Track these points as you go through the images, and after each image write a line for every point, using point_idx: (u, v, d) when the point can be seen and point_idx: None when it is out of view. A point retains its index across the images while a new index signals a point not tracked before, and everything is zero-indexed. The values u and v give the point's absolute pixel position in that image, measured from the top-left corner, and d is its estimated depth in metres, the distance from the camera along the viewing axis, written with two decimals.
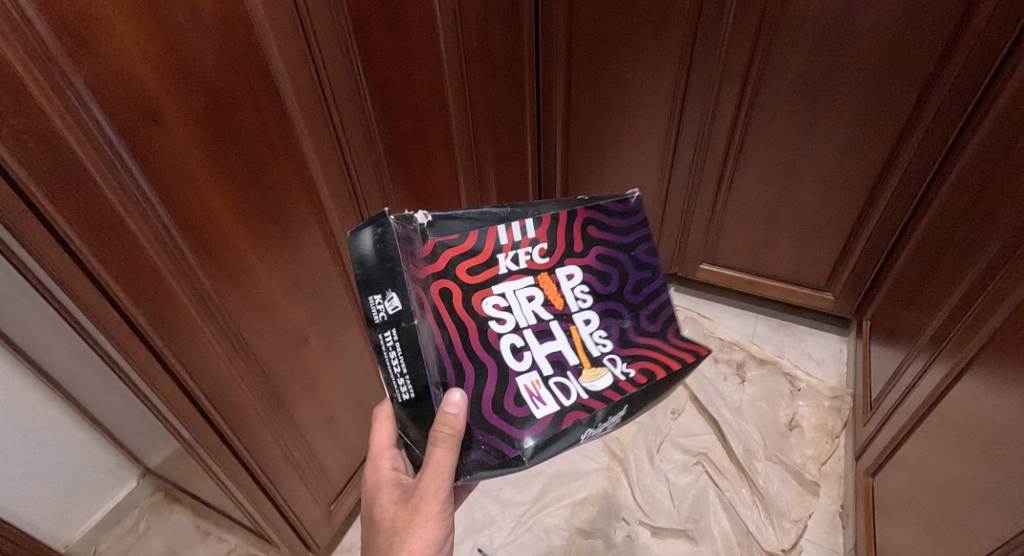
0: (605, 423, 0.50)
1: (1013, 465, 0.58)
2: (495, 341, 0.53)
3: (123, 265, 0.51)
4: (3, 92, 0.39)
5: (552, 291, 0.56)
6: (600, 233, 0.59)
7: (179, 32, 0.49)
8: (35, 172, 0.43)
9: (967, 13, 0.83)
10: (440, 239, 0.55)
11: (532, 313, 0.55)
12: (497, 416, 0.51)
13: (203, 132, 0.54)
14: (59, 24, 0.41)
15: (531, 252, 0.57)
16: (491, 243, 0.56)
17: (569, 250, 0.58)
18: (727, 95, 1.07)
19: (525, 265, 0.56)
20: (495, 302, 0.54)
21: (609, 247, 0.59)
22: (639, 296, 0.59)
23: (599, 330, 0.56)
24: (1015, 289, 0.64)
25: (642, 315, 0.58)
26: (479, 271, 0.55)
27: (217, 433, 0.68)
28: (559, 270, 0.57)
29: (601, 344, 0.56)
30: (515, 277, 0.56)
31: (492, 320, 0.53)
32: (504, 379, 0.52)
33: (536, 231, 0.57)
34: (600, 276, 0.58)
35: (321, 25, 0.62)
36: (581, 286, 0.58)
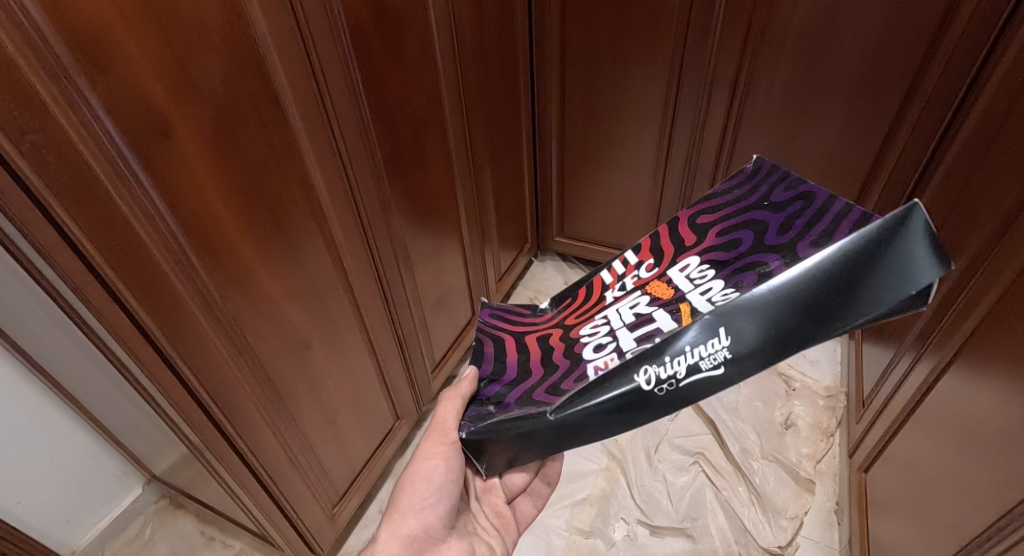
0: (678, 357, 0.40)
1: (995, 454, 0.60)
2: (580, 348, 0.51)
3: (135, 274, 0.53)
4: (23, 109, 0.42)
5: (660, 290, 0.50)
6: (712, 215, 0.52)
7: (188, 50, 0.51)
8: (53, 185, 0.45)
9: (944, 20, 0.86)
10: (557, 308, 0.60)
11: (632, 314, 0.50)
12: (546, 393, 0.50)
13: (209, 145, 0.56)
14: (75, 45, 0.43)
15: (638, 272, 0.54)
16: (598, 288, 0.57)
17: (680, 248, 0.52)
18: (716, 102, 1.09)
19: (634, 284, 0.53)
20: (595, 325, 0.53)
21: (728, 221, 0.50)
22: (788, 235, 0.45)
23: (723, 289, 0.44)
24: (996, 284, 0.66)
25: (797, 248, 0.43)
26: (584, 312, 0.56)
27: (224, 437, 0.70)
28: (672, 269, 0.51)
29: (723, 297, 0.43)
30: (622, 299, 0.53)
31: (583, 336, 0.52)
32: (574, 367, 0.50)
33: (638, 256, 0.55)
34: (725, 248, 0.48)
35: (322, 40, 0.65)
36: (701, 267, 0.49)
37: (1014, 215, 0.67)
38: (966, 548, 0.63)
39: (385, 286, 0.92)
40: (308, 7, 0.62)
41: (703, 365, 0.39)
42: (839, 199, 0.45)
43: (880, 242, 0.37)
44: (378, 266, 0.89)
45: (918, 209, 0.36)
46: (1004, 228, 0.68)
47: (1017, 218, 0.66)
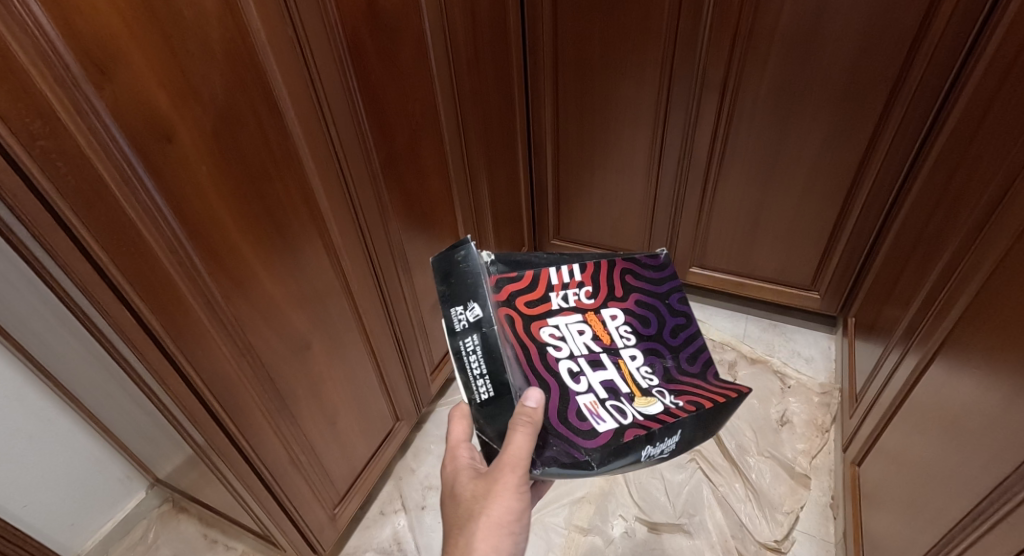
0: (662, 443, 0.52)
1: (978, 441, 0.62)
2: (553, 364, 0.58)
3: (140, 275, 0.54)
4: (34, 116, 0.44)
5: (598, 328, 0.62)
6: (636, 281, 0.66)
7: (191, 60, 0.53)
8: (62, 188, 0.47)
9: (925, 22, 0.89)
10: (501, 275, 0.64)
11: (583, 344, 0.60)
12: (563, 425, 0.54)
13: (211, 150, 0.58)
14: (83, 54, 0.45)
15: (578, 292, 0.64)
16: (543, 282, 0.64)
17: (610, 294, 0.65)
18: (707, 104, 1.12)
19: (574, 303, 0.63)
20: (550, 332, 0.61)
21: (645, 294, 0.65)
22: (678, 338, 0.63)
23: (644, 366, 0.60)
24: (976, 274, 0.69)
25: (682, 356, 0.61)
26: (535, 305, 0.62)
27: (227, 436, 0.72)
28: (604, 311, 0.63)
29: (648, 378, 0.59)
30: (566, 313, 0.62)
31: (549, 347, 0.60)
32: (565, 397, 0.56)
33: (582, 275, 0.65)
34: (640, 320, 0.63)
35: (319, 49, 0.67)
36: (625, 326, 0.63)
37: (992, 208, 0.69)
38: (951, 532, 0.65)
39: (383, 289, 0.94)
40: (306, 17, 0.64)
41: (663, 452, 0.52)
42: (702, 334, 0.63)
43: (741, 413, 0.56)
44: (376, 269, 0.91)
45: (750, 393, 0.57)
46: (983, 221, 0.71)
47: (995, 211, 0.68)
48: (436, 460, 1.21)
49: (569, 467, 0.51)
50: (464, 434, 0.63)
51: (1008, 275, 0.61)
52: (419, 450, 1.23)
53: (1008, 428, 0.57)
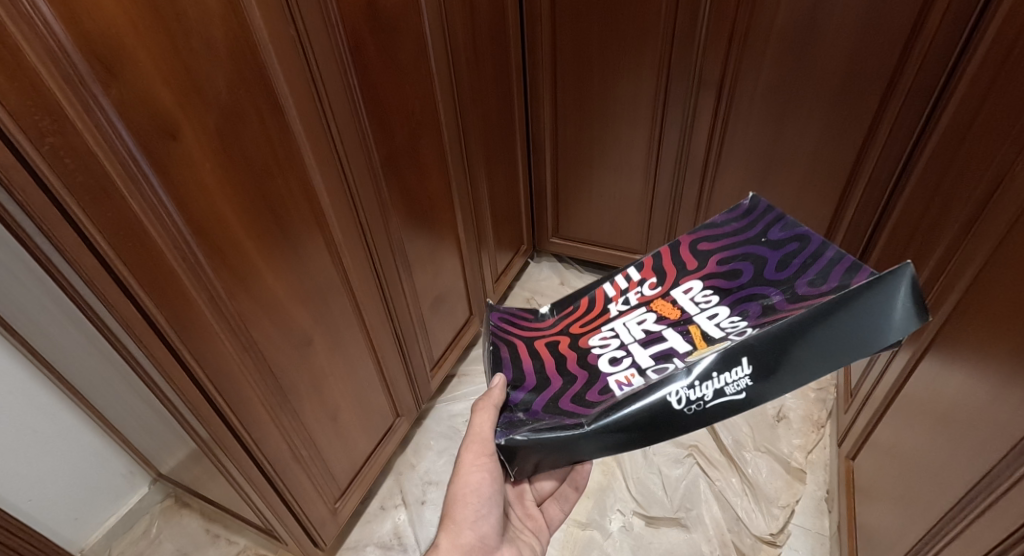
0: (704, 384, 0.44)
1: (968, 432, 0.63)
2: (592, 359, 0.53)
3: (144, 268, 0.55)
4: (43, 113, 0.45)
5: (666, 309, 0.54)
6: (713, 245, 0.57)
7: (195, 58, 0.54)
8: (69, 184, 0.48)
9: (918, 21, 0.90)
10: (559, 316, 0.60)
11: (641, 330, 0.53)
12: (574, 404, 0.50)
13: (214, 147, 0.59)
14: (91, 54, 0.46)
15: (641, 289, 0.57)
16: (601, 301, 0.58)
17: (682, 270, 0.56)
18: (704, 103, 1.13)
19: (637, 299, 0.56)
20: (602, 335, 0.55)
21: (728, 250, 0.56)
22: (785, 271, 0.51)
23: (730, 317, 0.49)
24: (965, 273, 0.70)
25: (794, 286, 0.49)
26: (589, 323, 0.57)
27: (229, 430, 0.73)
28: (675, 290, 0.55)
29: (733, 325, 0.48)
30: (627, 313, 0.55)
31: (595, 347, 0.54)
32: (593, 379, 0.51)
33: (642, 273, 0.58)
34: (726, 277, 0.54)
35: (320, 49, 0.68)
36: (704, 292, 0.53)
37: (982, 207, 0.71)
38: (942, 521, 0.66)
39: (384, 286, 0.95)
40: (307, 16, 0.65)
41: (727, 390, 0.44)
42: (831, 245, 0.51)
43: (875, 302, 0.43)
44: (377, 266, 0.92)
45: (904, 268, 0.44)
46: (975, 217, 0.72)
47: (985, 209, 0.70)
48: (436, 456, 1.22)
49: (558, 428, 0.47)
50: None
51: (1001, 270, 0.62)
52: (419, 446, 1.24)
53: (996, 418, 0.58)
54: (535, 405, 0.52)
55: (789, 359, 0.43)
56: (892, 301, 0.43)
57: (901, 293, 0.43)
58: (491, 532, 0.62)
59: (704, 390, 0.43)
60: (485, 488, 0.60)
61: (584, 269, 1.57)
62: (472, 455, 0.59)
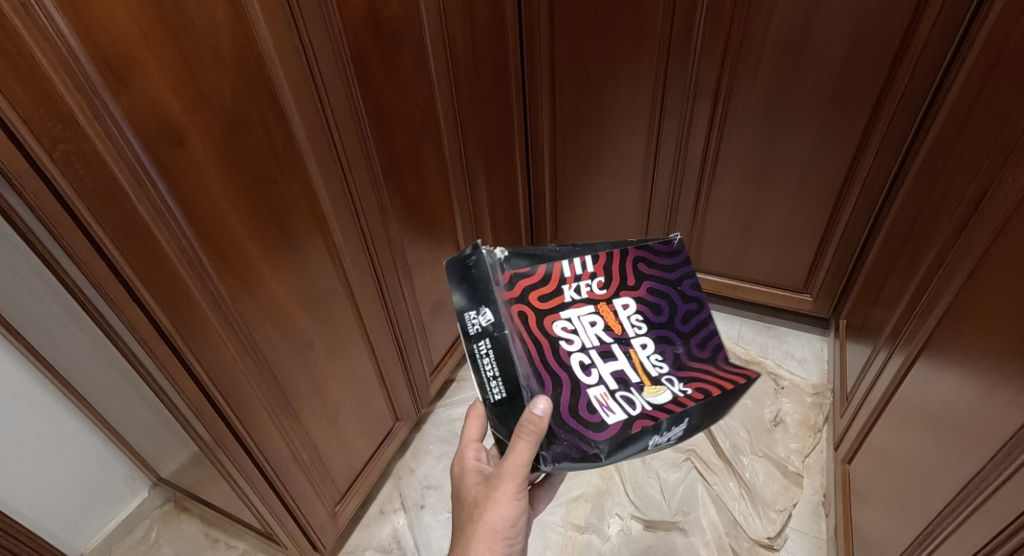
0: (670, 431, 0.52)
1: (960, 434, 0.64)
2: (566, 358, 0.58)
3: (151, 271, 0.56)
4: (55, 121, 0.46)
5: (610, 318, 0.61)
6: (649, 269, 0.64)
7: (202, 67, 0.55)
8: (78, 189, 0.49)
9: (909, 29, 0.92)
10: (514, 271, 0.62)
11: (595, 335, 0.60)
12: (574, 418, 0.55)
13: (220, 154, 0.60)
14: (101, 61, 0.47)
15: (590, 283, 0.63)
16: (557, 273, 0.63)
17: (622, 283, 0.63)
18: (699, 111, 1.15)
19: (586, 295, 0.62)
20: (563, 325, 0.60)
21: (658, 281, 0.64)
22: (688, 323, 0.62)
23: (655, 354, 0.60)
24: (955, 277, 0.72)
25: (693, 343, 0.61)
26: (547, 299, 0.62)
27: (233, 433, 0.74)
28: (616, 300, 0.62)
29: (658, 365, 0.59)
30: (578, 305, 0.62)
31: (561, 340, 0.59)
32: (577, 389, 0.57)
33: (595, 266, 0.63)
34: (652, 307, 0.63)
35: (323, 59, 0.69)
36: (636, 315, 0.62)
37: (970, 212, 0.72)
38: (934, 522, 0.67)
39: (384, 291, 0.96)
40: (311, 26, 0.66)
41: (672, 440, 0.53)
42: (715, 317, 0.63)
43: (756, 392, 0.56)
44: (377, 271, 0.93)
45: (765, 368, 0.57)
46: (965, 222, 0.73)
47: (974, 214, 0.71)
48: (435, 460, 1.23)
49: (578, 461, 0.52)
50: (479, 436, 0.67)
51: (991, 273, 0.63)
52: (418, 451, 1.25)
53: (987, 419, 0.59)
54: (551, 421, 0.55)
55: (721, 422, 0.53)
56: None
57: None
58: None
59: (672, 438, 0.52)
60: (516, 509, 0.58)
61: None
62: (514, 487, 0.56)
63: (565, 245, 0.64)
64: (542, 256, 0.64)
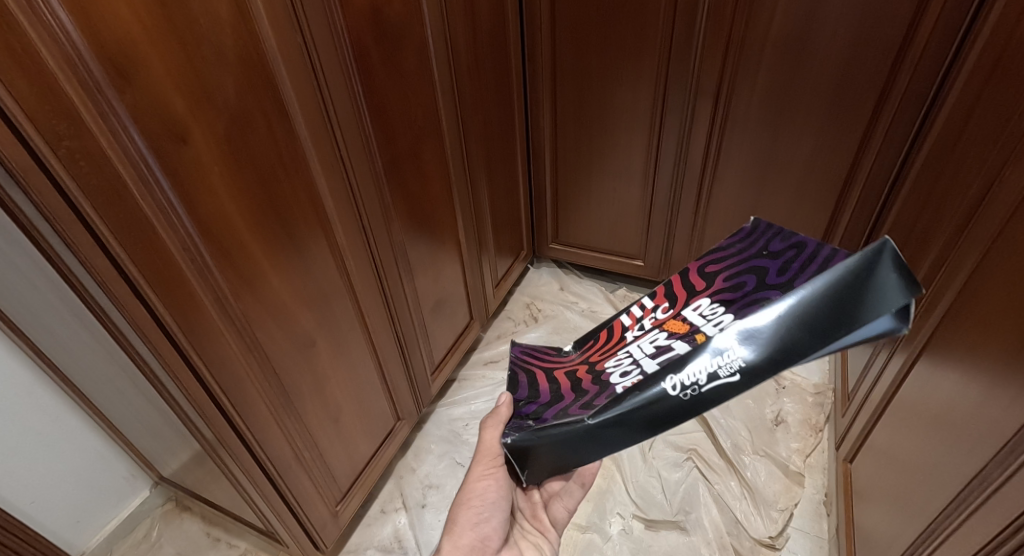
0: (697, 367, 0.41)
1: (962, 433, 0.64)
2: (604, 375, 0.52)
3: (154, 268, 0.56)
4: (60, 117, 0.46)
5: (677, 326, 0.50)
6: (721, 261, 0.52)
7: (205, 64, 0.55)
8: (82, 186, 0.49)
9: (912, 27, 0.91)
10: (582, 350, 0.60)
11: (652, 347, 0.50)
12: (579, 407, 0.50)
13: (223, 151, 0.60)
14: (106, 59, 0.47)
15: (655, 314, 0.54)
16: (619, 330, 0.57)
17: (692, 292, 0.52)
18: (701, 111, 1.14)
19: (650, 325, 0.53)
20: (616, 359, 0.53)
21: (735, 264, 0.50)
22: (787, 275, 0.46)
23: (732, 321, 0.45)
24: (957, 276, 0.72)
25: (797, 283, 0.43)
26: (606, 350, 0.56)
27: (234, 431, 0.74)
28: (686, 310, 0.51)
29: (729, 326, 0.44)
30: (642, 337, 0.53)
31: (607, 368, 0.52)
32: (602, 388, 0.50)
33: (654, 300, 0.55)
34: (732, 289, 0.48)
35: (326, 57, 0.69)
36: (711, 306, 0.49)
37: (972, 212, 0.72)
38: (936, 521, 0.67)
39: (385, 291, 0.96)
40: (313, 23, 0.66)
41: (720, 375, 0.40)
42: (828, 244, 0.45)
43: (880, 273, 0.38)
44: (379, 270, 0.93)
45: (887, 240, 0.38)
46: (968, 220, 0.73)
47: (976, 214, 0.71)
48: (436, 460, 1.23)
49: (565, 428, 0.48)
50: None
51: (994, 271, 0.63)
52: (419, 450, 1.25)
53: (990, 417, 0.59)
54: (547, 413, 0.53)
55: (789, 341, 0.39)
56: (880, 277, 0.38)
57: (896, 263, 0.38)
58: (489, 519, 0.65)
59: (696, 370, 0.41)
60: (484, 483, 0.65)
61: (584, 275, 1.59)
62: (482, 466, 0.65)
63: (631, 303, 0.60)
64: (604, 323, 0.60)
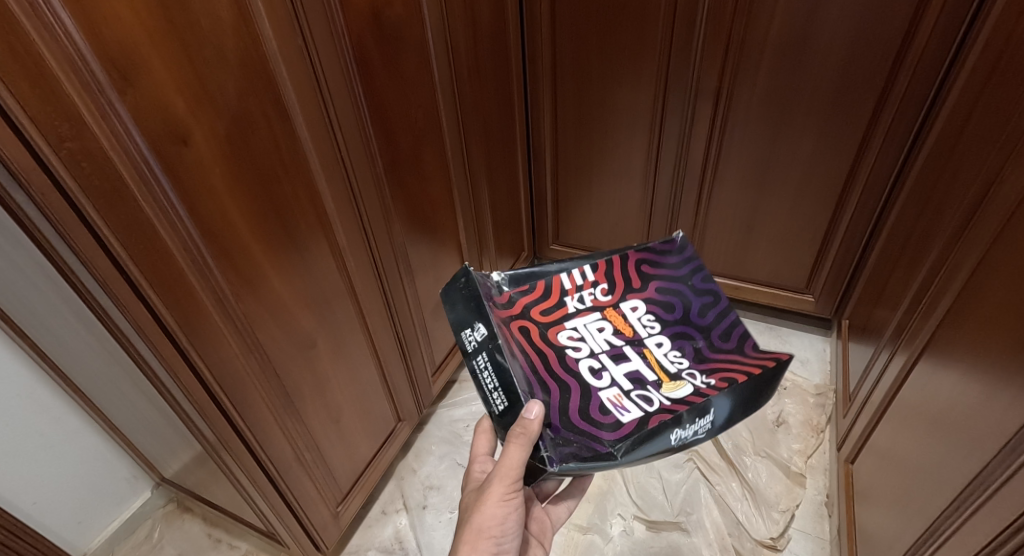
0: (694, 423, 0.51)
1: (963, 433, 0.64)
2: (574, 365, 0.57)
3: (154, 269, 0.56)
4: (61, 119, 0.46)
5: (619, 322, 0.62)
6: (654, 270, 0.67)
7: (207, 67, 0.56)
8: (84, 187, 0.49)
9: (911, 28, 0.92)
10: (514, 290, 0.64)
11: (604, 340, 0.60)
12: (585, 422, 0.53)
13: (224, 152, 0.60)
14: (108, 61, 0.47)
15: (593, 292, 0.65)
16: (557, 289, 0.64)
17: (627, 286, 0.66)
18: (701, 111, 1.15)
19: (591, 303, 0.64)
20: (569, 334, 0.60)
21: (665, 281, 0.66)
22: (707, 318, 0.62)
23: (673, 351, 0.59)
24: (957, 275, 0.72)
25: (714, 335, 0.61)
26: (550, 312, 0.62)
27: (235, 431, 0.74)
28: (623, 304, 0.64)
29: (678, 362, 0.58)
30: (583, 314, 0.62)
31: (568, 348, 0.59)
32: (587, 392, 0.55)
33: (595, 275, 0.66)
34: (663, 306, 0.64)
35: (327, 59, 0.70)
36: (647, 316, 0.63)
37: (972, 211, 0.72)
38: (938, 521, 0.67)
39: (386, 291, 0.96)
40: (314, 25, 0.66)
41: (700, 433, 0.51)
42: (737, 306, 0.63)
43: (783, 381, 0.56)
44: (380, 271, 0.93)
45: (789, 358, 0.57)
46: (968, 220, 0.73)
47: (976, 213, 0.71)
48: (437, 461, 1.23)
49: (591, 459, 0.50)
50: (488, 450, 0.70)
51: (994, 271, 0.63)
52: (420, 451, 1.25)
53: (991, 416, 0.59)
54: (556, 420, 0.54)
55: (734, 415, 0.53)
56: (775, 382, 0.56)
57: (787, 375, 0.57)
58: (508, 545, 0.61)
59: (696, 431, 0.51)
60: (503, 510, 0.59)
61: None
62: (503, 489, 0.58)
63: (564, 258, 0.66)
64: (539, 272, 0.65)
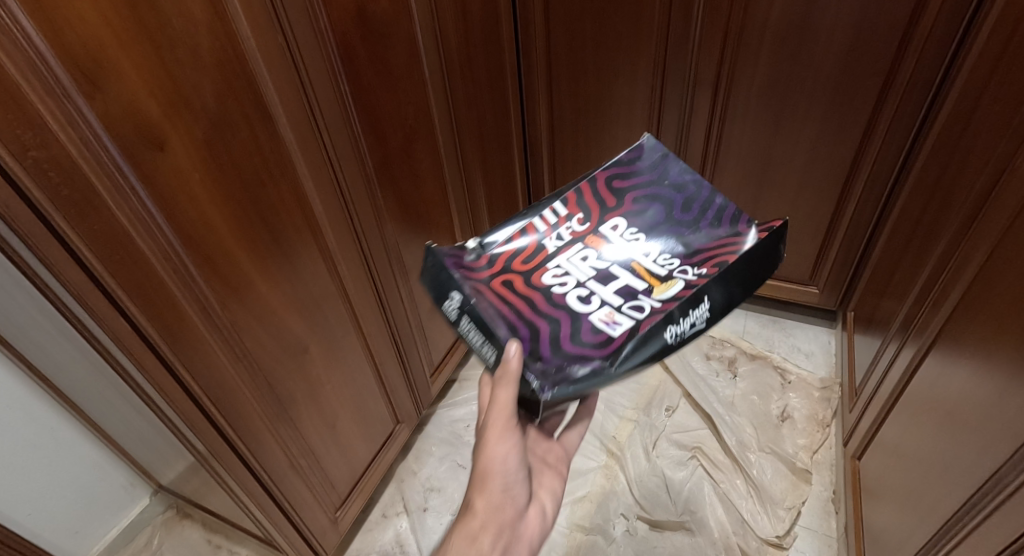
0: (688, 316, 0.49)
1: (975, 433, 0.62)
2: (560, 299, 0.54)
3: (132, 279, 0.55)
4: (25, 128, 0.44)
5: (603, 244, 0.58)
6: (627, 185, 0.64)
7: (182, 69, 0.53)
8: (53, 198, 0.47)
9: (915, 13, 0.89)
10: (492, 250, 0.60)
11: (588, 265, 0.57)
12: (576, 346, 0.50)
13: (203, 158, 0.58)
14: (72, 64, 0.45)
15: (570, 225, 0.61)
16: (534, 234, 0.60)
17: (604, 208, 0.62)
18: (700, 102, 1.12)
19: (571, 236, 0.60)
20: (553, 272, 0.56)
21: (639, 192, 0.63)
22: (690, 212, 0.60)
23: (661, 253, 0.57)
24: (967, 267, 0.70)
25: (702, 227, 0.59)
26: (530, 259, 0.58)
27: (227, 442, 0.72)
28: (603, 227, 0.60)
29: (668, 262, 0.56)
30: (565, 250, 0.59)
31: (553, 286, 0.55)
32: (574, 318, 0.52)
33: (568, 209, 0.62)
34: (643, 214, 0.61)
35: (311, 57, 0.67)
36: (630, 229, 0.59)
37: (981, 200, 0.70)
38: (948, 523, 0.65)
39: (380, 293, 0.95)
40: (297, 23, 0.64)
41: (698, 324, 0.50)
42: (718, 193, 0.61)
43: (779, 246, 0.54)
44: (373, 273, 0.91)
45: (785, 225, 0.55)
46: (977, 209, 0.71)
47: (985, 203, 0.69)
48: (437, 463, 1.21)
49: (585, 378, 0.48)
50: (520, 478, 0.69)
51: (1006, 264, 0.61)
52: (420, 453, 1.24)
53: (1004, 415, 0.57)
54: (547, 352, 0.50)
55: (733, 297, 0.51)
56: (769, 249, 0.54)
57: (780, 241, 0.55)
58: None
59: (692, 323, 0.49)
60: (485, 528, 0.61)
61: None
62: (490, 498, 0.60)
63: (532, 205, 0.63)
64: (510, 226, 0.61)
